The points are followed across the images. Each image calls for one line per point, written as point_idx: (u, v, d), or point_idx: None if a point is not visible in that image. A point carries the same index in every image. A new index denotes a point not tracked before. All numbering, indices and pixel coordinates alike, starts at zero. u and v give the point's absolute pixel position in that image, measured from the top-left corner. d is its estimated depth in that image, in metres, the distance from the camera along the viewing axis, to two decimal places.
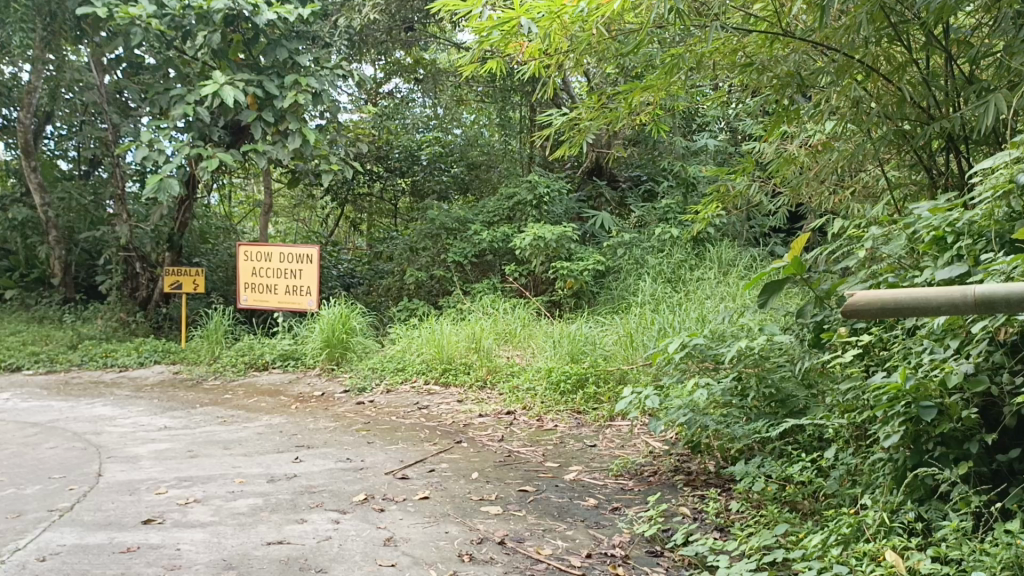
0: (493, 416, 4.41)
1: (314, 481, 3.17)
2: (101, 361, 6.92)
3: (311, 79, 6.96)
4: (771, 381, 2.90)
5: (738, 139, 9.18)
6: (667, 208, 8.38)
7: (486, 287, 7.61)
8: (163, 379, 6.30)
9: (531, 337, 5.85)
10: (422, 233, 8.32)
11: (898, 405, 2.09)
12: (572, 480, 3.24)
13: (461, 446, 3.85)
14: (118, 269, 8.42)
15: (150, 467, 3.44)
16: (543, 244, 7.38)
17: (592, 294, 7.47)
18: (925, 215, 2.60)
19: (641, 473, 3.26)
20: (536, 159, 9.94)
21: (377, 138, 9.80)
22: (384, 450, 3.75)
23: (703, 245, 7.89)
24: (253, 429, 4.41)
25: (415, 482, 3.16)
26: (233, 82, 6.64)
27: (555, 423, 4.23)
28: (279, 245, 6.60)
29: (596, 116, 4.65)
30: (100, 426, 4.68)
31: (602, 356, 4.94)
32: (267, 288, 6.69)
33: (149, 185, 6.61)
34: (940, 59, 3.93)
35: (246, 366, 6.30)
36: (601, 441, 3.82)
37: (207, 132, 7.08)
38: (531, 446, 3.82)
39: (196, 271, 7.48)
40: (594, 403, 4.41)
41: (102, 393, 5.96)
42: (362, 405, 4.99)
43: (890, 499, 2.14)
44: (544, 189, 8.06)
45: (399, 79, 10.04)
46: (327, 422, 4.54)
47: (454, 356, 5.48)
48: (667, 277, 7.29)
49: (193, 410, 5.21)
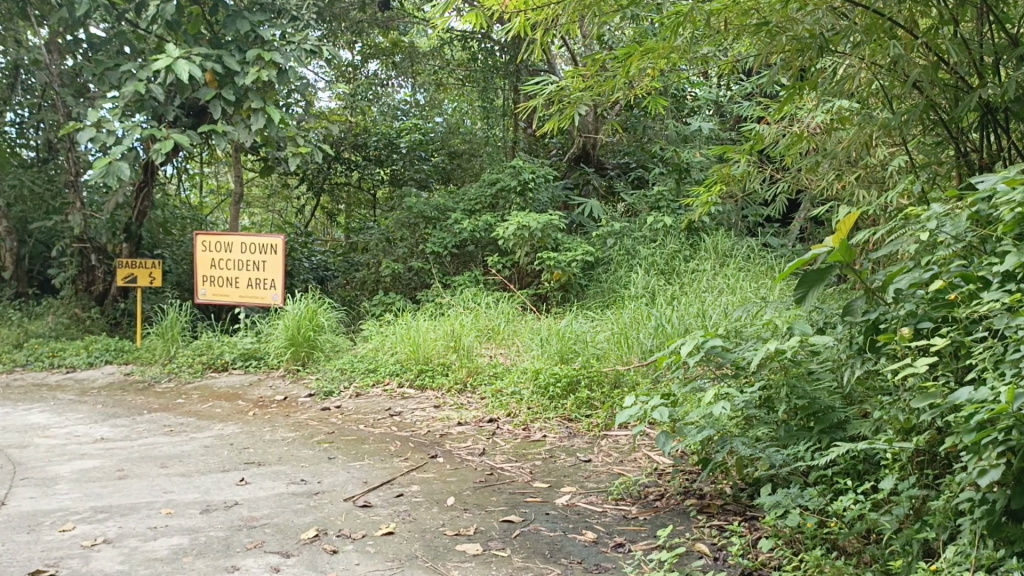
0: (474, 425, 3.93)
1: (256, 511, 2.65)
2: (47, 361, 6.33)
3: (275, 53, 6.34)
4: (804, 392, 2.40)
5: (732, 124, 8.74)
6: (659, 197, 7.88)
7: (467, 280, 7.10)
8: (113, 382, 5.74)
9: (516, 335, 5.35)
10: (399, 221, 7.81)
11: (996, 434, 1.62)
12: (565, 506, 2.76)
13: (436, 462, 3.35)
14: (72, 261, 7.80)
15: (65, 493, 2.90)
16: (528, 233, 6.87)
17: (580, 287, 6.99)
18: (1003, 188, 2.09)
19: (645, 497, 2.79)
20: (520, 144, 9.24)
21: (353, 125, 9.37)
22: (346, 468, 3.24)
23: (698, 234, 7.42)
24: (200, 442, 3.87)
25: (378, 511, 2.66)
26: (188, 56, 6.03)
27: (543, 433, 3.75)
28: (240, 234, 6.05)
29: (589, 86, 4.12)
30: (28, 439, 4.11)
31: (594, 357, 4.49)
32: (226, 282, 6.13)
33: (97, 169, 5.93)
34: (974, 17, 3.42)
35: (203, 367, 5.74)
36: (596, 456, 3.35)
37: (161, 111, 6.51)
38: (516, 462, 3.34)
39: (153, 262, 6.89)
40: (587, 410, 3.92)
41: (43, 397, 5.37)
42: (327, 411, 4.48)
43: (988, 552, 1.69)
44: (529, 175, 7.51)
45: (378, 64, 9.29)
46: (286, 432, 4.01)
47: (431, 356, 4.97)
48: (661, 268, 6.80)
49: (139, 417, 4.65)
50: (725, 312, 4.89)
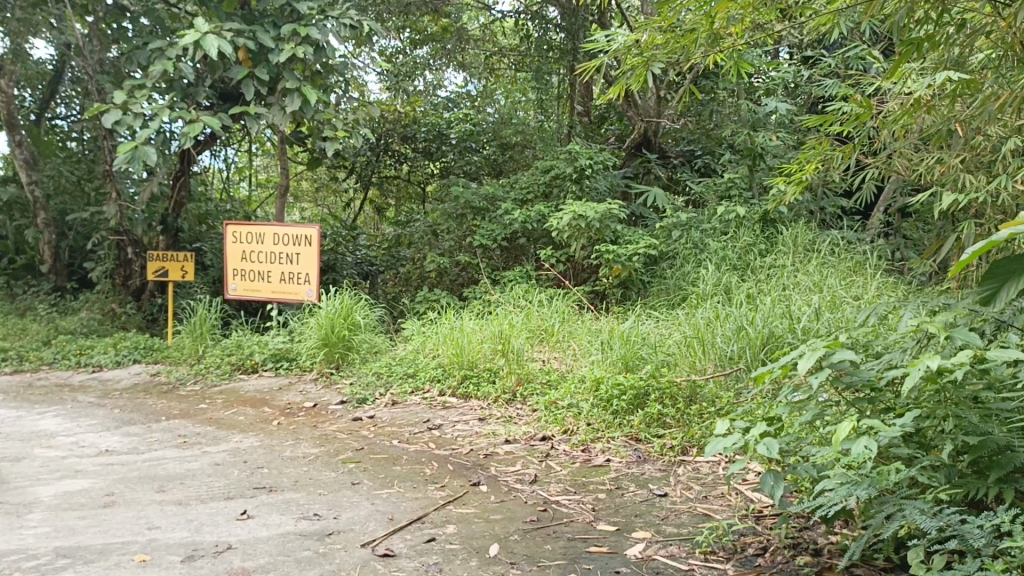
0: (523, 444, 3.36)
1: (249, 560, 2.13)
2: (74, 359, 6.00)
3: (311, 29, 5.88)
4: (974, 426, 1.81)
5: (811, 106, 7.94)
6: (730, 184, 7.14)
7: (518, 276, 6.55)
8: (138, 383, 5.35)
9: (572, 337, 4.76)
10: (445, 212, 7.28)
11: None
12: (639, 559, 2.17)
13: (478, 492, 2.80)
14: (109, 255, 7.51)
15: (33, 529, 2.44)
16: (584, 224, 6.22)
17: (642, 283, 6.37)
18: None
19: (744, 552, 2.18)
20: (575, 130, 8.46)
21: (401, 116, 8.87)
22: (369, 498, 2.71)
23: (774, 226, 6.68)
24: (211, 458, 3.39)
25: (402, 564, 2.11)
26: (219, 31, 5.61)
27: (606, 456, 3.14)
28: (273, 225, 5.60)
29: (668, 43, 3.48)
30: (27, 449, 3.70)
31: (665, 367, 3.86)
32: (258, 276, 5.70)
33: (122, 154, 5.56)
34: None
35: (232, 368, 5.30)
36: (673, 489, 2.74)
37: (192, 92, 6.12)
38: (575, 494, 2.75)
39: (185, 256, 6.52)
40: (659, 429, 3.29)
41: (64, 399, 5.00)
42: (359, 422, 3.97)
43: None
44: (586, 161, 6.83)
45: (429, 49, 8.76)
46: (309, 448, 3.50)
47: (476, 361, 4.41)
48: (733, 263, 6.10)
49: (154, 425, 4.21)
50: (817, 313, 4.22)
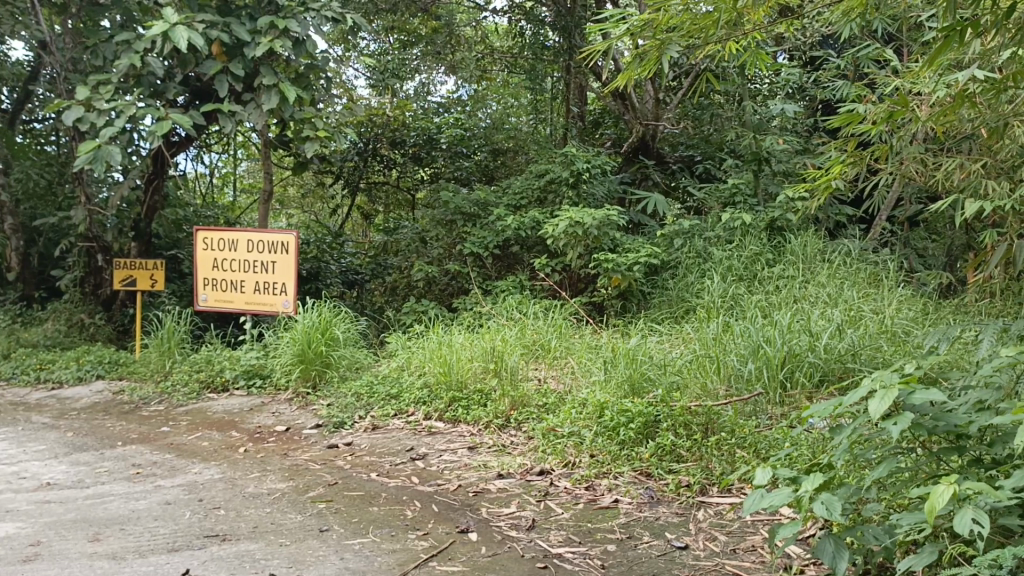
0: (518, 480, 2.96)
1: None
2: (33, 375, 5.55)
3: (290, 22, 5.49)
4: None
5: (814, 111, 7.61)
6: (735, 189, 6.75)
7: (511, 286, 6.17)
8: (99, 401, 4.91)
9: (570, 353, 4.38)
10: (434, 219, 6.88)
11: None
12: None
13: (465, 542, 2.39)
14: (78, 261, 7.07)
15: None
16: (582, 232, 5.84)
17: (643, 295, 6.00)
18: None
19: None
20: (571, 134, 8.07)
21: (389, 120, 8.48)
22: (339, 552, 2.30)
23: (782, 234, 6.32)
24: (162, 496, 2.97)
25: None
26: (189, 21, 5.21)
27: (614, 496, 2.75)
28: (247, 230, 5.20)
29: (687, 27, 3.01)
30: None
31: (675, 390, 3.47)
32: (231, 285, 5.28)
33: (83, 153, 5.13)
34: None
35: (201, 387, 4.87)
36: (696, 542, 2.34)
37: (162, 88, 5.70)
38: (580, 546, 2.35)
39: (155, 264, 6.09)
40: (672, 464, 2.90)
41: (15, 420, 4.56)
42: (335, 449, 3.56)
43: None
44: (583, 165, 6.44)
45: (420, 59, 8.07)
46: (276, 482, 3.09)
47: (465, 381, 4.01)
48: (740, 273, 5.73)
49: (108, 452, 3.78)
50: (839, 329, 3.84)
